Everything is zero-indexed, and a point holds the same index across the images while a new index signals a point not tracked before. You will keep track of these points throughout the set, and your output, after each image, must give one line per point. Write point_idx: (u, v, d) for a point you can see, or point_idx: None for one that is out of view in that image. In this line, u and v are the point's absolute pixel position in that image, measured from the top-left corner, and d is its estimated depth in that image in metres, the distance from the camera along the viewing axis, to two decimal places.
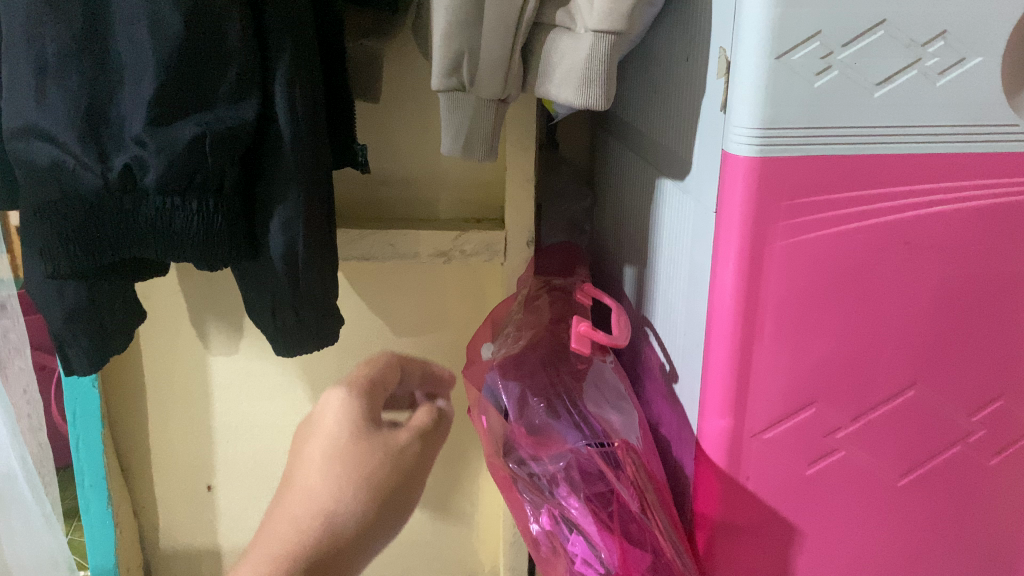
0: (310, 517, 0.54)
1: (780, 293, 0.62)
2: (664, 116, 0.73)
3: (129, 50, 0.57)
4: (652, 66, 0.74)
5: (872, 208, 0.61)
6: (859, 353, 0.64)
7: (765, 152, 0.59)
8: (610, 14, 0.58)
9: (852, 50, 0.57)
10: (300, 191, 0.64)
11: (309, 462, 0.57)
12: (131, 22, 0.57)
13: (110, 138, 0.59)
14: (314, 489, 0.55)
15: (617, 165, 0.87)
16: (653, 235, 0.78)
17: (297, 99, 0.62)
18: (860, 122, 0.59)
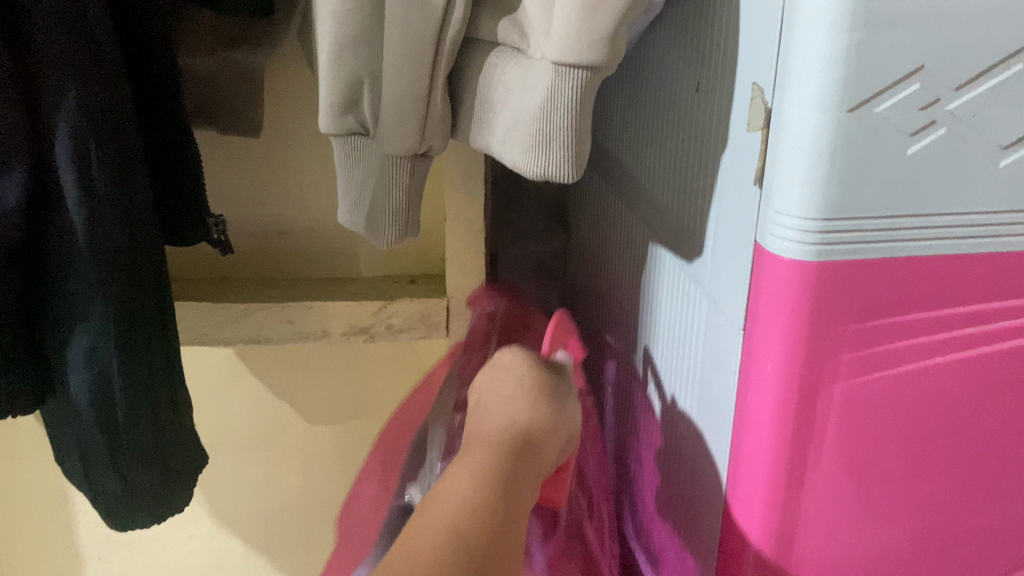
0: (501, 427, 0.43)
1: (839, 455, 0.42)
2: (659, 160, 0.51)
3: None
4: (642, 86, 0.52)
5: (978, 333, 0.40)
6: (944, 528, 0.44)
7: (825, 256, 0.38)
8: (579, 39, 0.35)
9: (971, 97, 0.35)
10: (108, 305, 0.42)
11: (497, 398, 0.46)
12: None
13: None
14: (509, 419, 0.43)
15: (595, 203, 0.66)
16: (642, 315, 0.58)
17: (94, 165, 0.40)
18: (973, 205, 0.38)
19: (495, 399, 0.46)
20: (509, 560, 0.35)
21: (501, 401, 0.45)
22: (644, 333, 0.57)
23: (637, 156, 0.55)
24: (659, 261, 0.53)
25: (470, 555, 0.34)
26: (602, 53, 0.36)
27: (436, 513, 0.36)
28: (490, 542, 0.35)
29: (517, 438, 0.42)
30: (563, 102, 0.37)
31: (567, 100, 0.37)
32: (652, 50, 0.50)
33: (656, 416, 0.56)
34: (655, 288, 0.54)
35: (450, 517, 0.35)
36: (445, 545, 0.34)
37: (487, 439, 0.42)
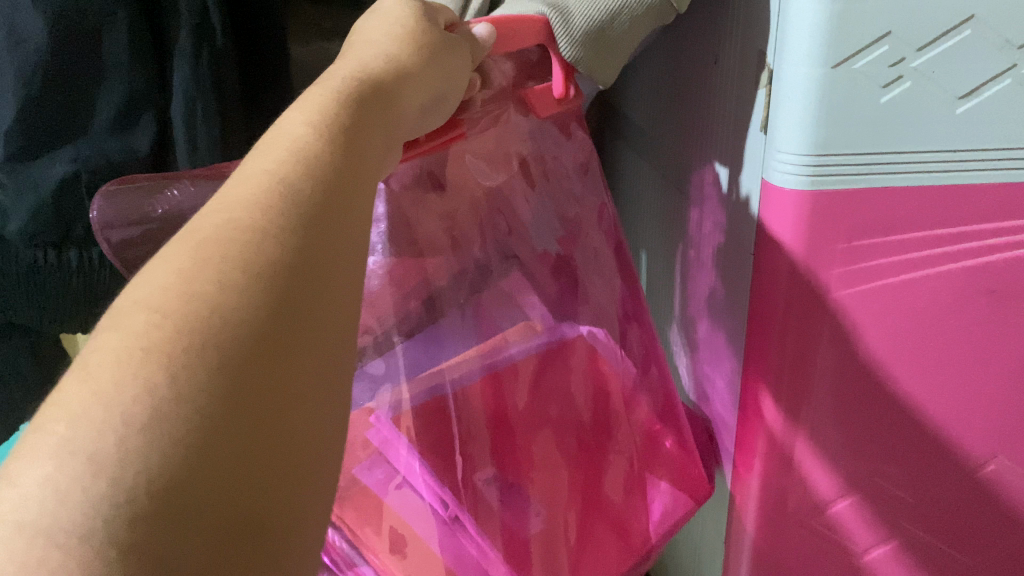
0: (328, 100, 0.31)
1: (832, 353, 0.51)
2: (683, 125, 0.61)
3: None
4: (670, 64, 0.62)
5: (949, 252, 0.49)
6: (924, 421, 0.53)
7: (818, 184, 0.47)
8: None
9: (931, 55, 0.45)
10: None
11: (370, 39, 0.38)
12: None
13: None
14: (338, 102, 0.31)
15: (633, 174, 0.77)
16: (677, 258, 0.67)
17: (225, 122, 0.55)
18: (939, 144, 0.47)
19: (366, 43, 0.37)
20: (354, 211, 0.27)
21: (369, 44, 0.37)
22: (677, 277, 0.67)
23: (669, 119, 0.64)
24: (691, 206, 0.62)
25: (309, 196, 0.26)
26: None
27: (262, 169, 0.27)
28: (336, 177, 0.27)
29: (367, 78, 0.34)
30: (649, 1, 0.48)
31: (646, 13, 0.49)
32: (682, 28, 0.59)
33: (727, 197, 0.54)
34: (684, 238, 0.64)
35: (287, 153, 0.27)
36: (263, 191, 0.25)
37: (332, 78, 0.34)
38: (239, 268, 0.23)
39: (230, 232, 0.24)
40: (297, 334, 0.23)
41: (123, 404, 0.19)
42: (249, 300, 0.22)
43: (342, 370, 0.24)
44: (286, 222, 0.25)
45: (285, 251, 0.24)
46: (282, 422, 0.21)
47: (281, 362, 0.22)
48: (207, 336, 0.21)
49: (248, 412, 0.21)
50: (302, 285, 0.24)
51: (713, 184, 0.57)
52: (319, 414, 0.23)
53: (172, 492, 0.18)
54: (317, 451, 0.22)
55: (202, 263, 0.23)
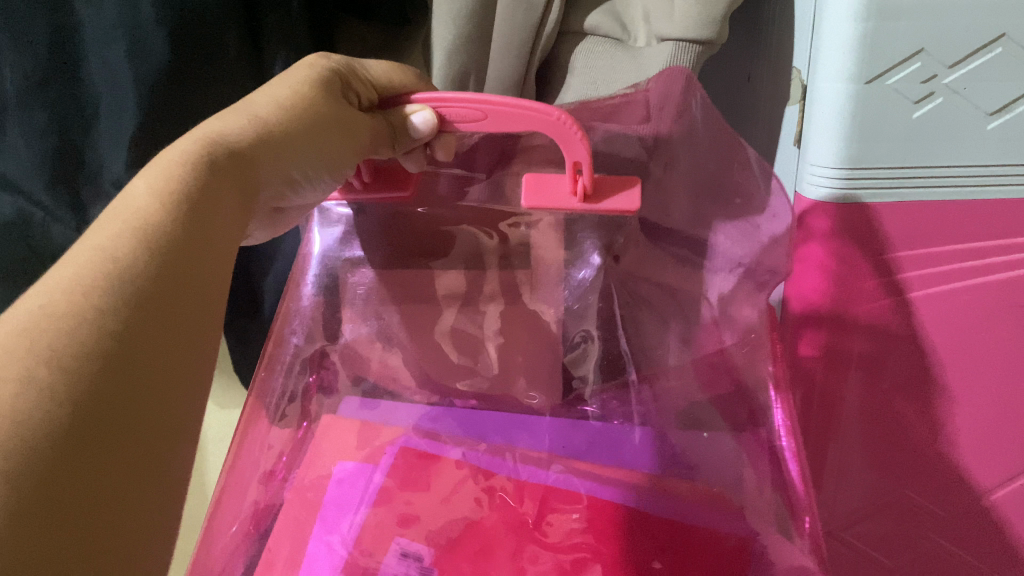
0: (193, 147, 0.34)
1: (864, 366, 0.52)
2: None
3: (103, 78, 0.53)
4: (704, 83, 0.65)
5: (981, 265, 0.50)
6: (954, 437, 0.52)
7: (848, 199, 0.49)
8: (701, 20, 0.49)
9: (963, 73, 0.46)
10: None
11: (267, 92, 0.39)
12: (105, 46, 0.52)
13: (87, 185, 0.58)
14: (206, 153, 0.34)
15: None
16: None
17: None
18: (974, 159, 0.47)
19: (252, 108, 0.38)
20: (202, 306, 0.29)
21: (263, 100, 0.38)
22: None
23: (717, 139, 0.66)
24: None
25: (150, 262, 0.28)
26: (712, 27, 0.49)
27: (86, 254, 0.27)
28: (167, 263, 0.28)
29: (228, 146, 0.35)
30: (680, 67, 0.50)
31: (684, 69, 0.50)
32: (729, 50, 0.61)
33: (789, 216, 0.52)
34: None
35: (115, 234, 0.28)
36: (88, 276, 0.26)
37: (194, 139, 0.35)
38: (44, 363, 0.23)
39: (43, 323, 0.24)
40: (92, 434, 0.23)
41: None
42: (47, 403, 0.23)
43: (166, 459, 0.26)
44: (105, 316, 0.26)
45: (93, 350, 0.25)
46: (81, 524, 0.22)
47: (83, 460, 0.23)
48: (14, 437, 0.22)
49: (38, 514, 0.21)
50: (114, 382, 0.24)
51: None
52: (126, 510, 0.24)
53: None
54: (133, 536, 0.24)
55: (6, 354, 0.23)
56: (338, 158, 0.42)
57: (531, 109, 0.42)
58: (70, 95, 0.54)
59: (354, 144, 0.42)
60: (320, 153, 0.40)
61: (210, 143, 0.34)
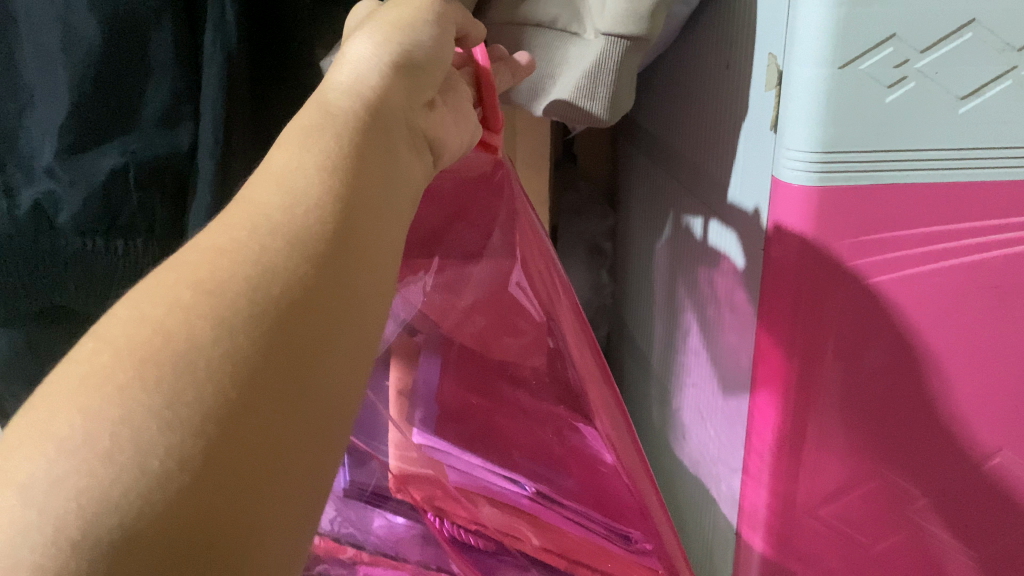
0: (308, 132, 0.31)
1: (843, 350, 0.52)
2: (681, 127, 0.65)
3: (36, 61, 0.49)
4: (665, 72, 0.66)
5: (952, 246, 0.50)
6: (930, 414, 0.54)
7: (826, 180, 0.48)
8: (628, 15, 0.51)
9: (934, 57, 0.47)
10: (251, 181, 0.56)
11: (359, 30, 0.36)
12: (37, 25, 0.48)
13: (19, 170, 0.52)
14: (312, 144, 0.30)
15: (639, 177, 0.80)
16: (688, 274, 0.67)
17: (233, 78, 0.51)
18: (945, 143, 0.48)
19: (355, 52, 0.34)
20: (360, 246, 0.28)
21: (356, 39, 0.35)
22: (680, 276, 0.70)
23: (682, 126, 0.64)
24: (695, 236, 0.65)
25: (314, 227, 0.27)
26: (644, 20, 0.51)
27: (262, 200, 0.27)
28: (339, 222, 0.27)
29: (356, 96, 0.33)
30: (611, 63, 0.52)
31: (612, 62, 0.53)
32: (696, 31, 0.60)
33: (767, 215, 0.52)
34: (685, 235, 0.68)
35: (274, 209, 0.27)
36: (247, 231, 0.26)
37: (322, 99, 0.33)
38: (206, 303, 0.23)
39: (205, 275, 0.24)
40: (279, 362, 0.23)
41: (83, 435, 0.19)
42: (214, 343, 0.22)
43: (331, 397, 0.24)
44: (265, 263, 0.25)
45: (270, 286, 0.24)
46: (266, 447, 0.22)
47: (263, 392, 0.22)
48: (164, 370, 0.21)
49: (217, 437, 0.21)
50: (279, 354, 0.23)
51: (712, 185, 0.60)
52: (290, 446, 0.22)
53: (136, 514, 0.19)
54: (296, 475, 0.22)
55: (173, 297, 0.23)
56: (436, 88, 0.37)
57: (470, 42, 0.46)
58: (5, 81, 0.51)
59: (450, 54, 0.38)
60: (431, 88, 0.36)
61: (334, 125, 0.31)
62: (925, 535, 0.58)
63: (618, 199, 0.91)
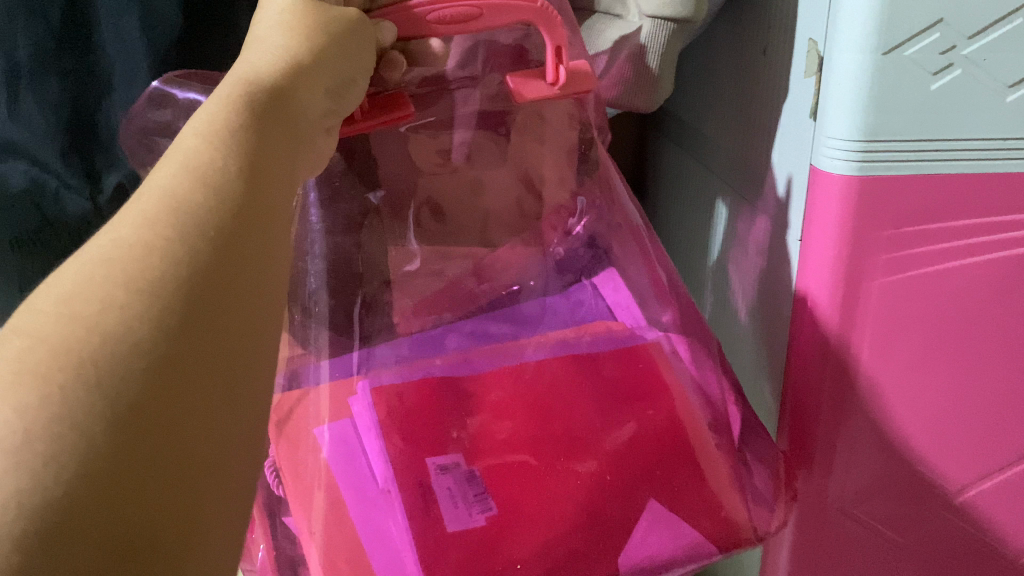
0: (227, 109, 0.30)
1: (878, 343, 0.51)
2: (713, 115, 0.65)
3: (117, 46, 0.50)
4: (698, 60, 0.66)
5: (989, 240, 0.49)
6: (965, 411, 0.52)
7: (867, 170, 0.47)
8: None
9: (981, 43, 0.45)
10: None
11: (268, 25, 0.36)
12: (118, 13, 0.48)
13: (98, 155, 0.52)
14: (226, 120, 0.29)
15: (668, 167, 0.80)
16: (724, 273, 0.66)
17: None
18: (989, 132, 0.47)
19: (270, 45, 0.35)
20: (266, 214, 0.27)
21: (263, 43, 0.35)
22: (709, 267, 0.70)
23: (717, 114, 0.64)
24: (730, 236, 0.64)
25: (233, 186, 0.27)
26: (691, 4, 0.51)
27: (179, 170, 0.26)
28: (250, 180, 0.27)
29: (256, 82, 0.32)
30: (657, 45, 0.53)
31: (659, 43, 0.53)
32: (732, 17, 0.59)
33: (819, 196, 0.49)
34: (716, 226, 0.67)
35: (184, 167, 0.27)
36: (161, 208, 0.25)
37: (222, 88, 0.32)
38: (121, 285, 0.22)
39: (118, 253, 0.23)
40: (194, 343, 0.23)
41: (11, 430, 0.19)
42: (136, 307, 0.22)
43: (247, 370, 0.24)
44: (181, 238, 0.24)
45: (185, 263, 0.24)
46: (188, 433, 0.21)
47: (187, 355, 0.22)
48: (82, 357, 0.21)
49: (140, 424, 0.20)
50: (201, 313, 0.23)
51: (745, 175, 0.60)
52: (213, 427, 0.22)
53: (66, 508, 0.19)
54: (223, 452, 0.22)
55: (88, 283, 0.22)
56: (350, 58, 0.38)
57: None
58: (83, 66, 0.50)
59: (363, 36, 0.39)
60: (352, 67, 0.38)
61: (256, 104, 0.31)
62: (962, 538, 0.55)
63: (645, 191, 0.91)
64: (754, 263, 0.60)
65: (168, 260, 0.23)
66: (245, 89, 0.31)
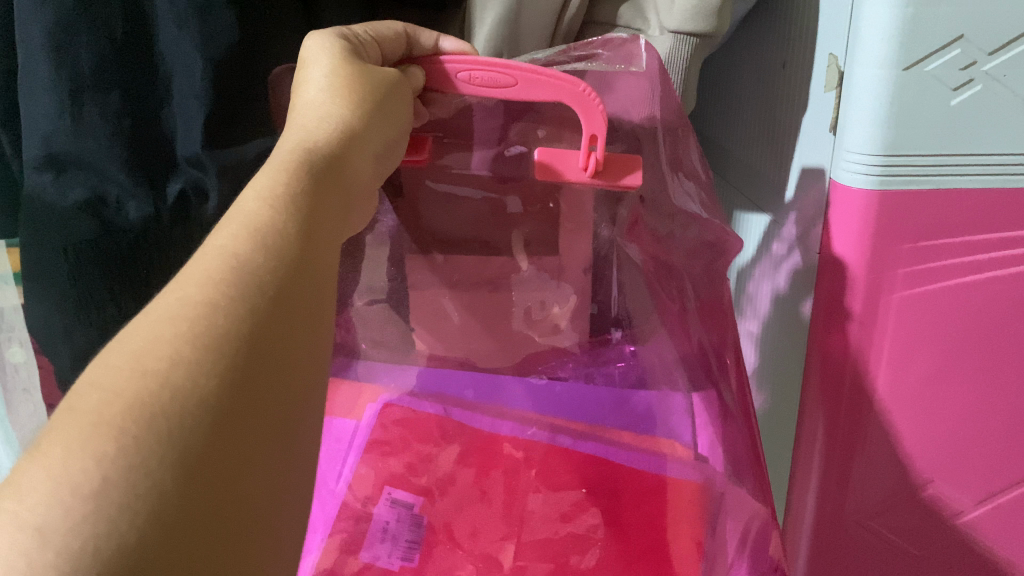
0: (284, 171, 0.31)
1: (895, 358, 0.51)
2: (733, 125, 0.65)
3: (176, 56, 0.52)
4: (718, 71, 0.66)
5: (1007, 256, 0.49)
6: (983, 428, 0.52)
7: (886, 183, 0.48)
8: (695, 15, 0.51)
9: (1002, 60, 0.45)
10: None
11: (312, 87, 0.37)
12: (177, 25, 0.51)
13: (161, 164, 0.54)
14: (287, 185, 0.31)
15: None
16: (746, 276, 0.66)
17: None
18: (1010, 147, 0.47)
19: (321, 103, 0.36)
20: (316, 279, 0.29)
21: (313, 104, 0.36)
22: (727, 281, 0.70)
23: (739, 124, 0.64)
24: (755, 245, 0.63)
25: (290, 250, 0.28)
26: (713, 18, 0.52)
27: (236, 232, 0.28)
28: (304, 244, 0.29)
29: (320, 149, 0.34)
30: (680, 59, 0.54)
31: (682, 56, 0.54)
32: (754, 28, 0.59)
33: (843, 209, 0.49)
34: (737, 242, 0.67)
35: (241, 228, 0.28)
36: (222, 269, 0.27)
37: (281, 151, 0.33)
38: (187, 342, 0.24)
39: (183, 312, 0.25)
40: (252, 399, 0.24)
41: (89, 478, 0.20)
42: (198, 365, 0.24)
43: (294, 426, 0.26)
44: (240, 299, 0.26)
45: (244, 323, 0.25)
46: (244, 482, 0.23)
47: (241, 410, 0.24)
48: (155, 410, 0.22)
49: (202, 471, 0.22)
50: (253, 373, 0.25)
51: (766, 188, 0.60)
52: (265, 477, 0.24)
53: (136, 550, 0.20)
54: (269, 503, 0.24)
55: (157, 340, 0.24)
56: (393, 108, 0.40)
57: (556, 77, 0.42)
58: (144, 79, 0.53)
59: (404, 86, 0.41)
60: (397, 120, 0.40)
61: (315, 169, 0.32)
62: (976, 553, 0.55)
63: None
64: (780, 281, 0.59)
65: (228, 320, 0.25)
66: (306, 153, 0.33)
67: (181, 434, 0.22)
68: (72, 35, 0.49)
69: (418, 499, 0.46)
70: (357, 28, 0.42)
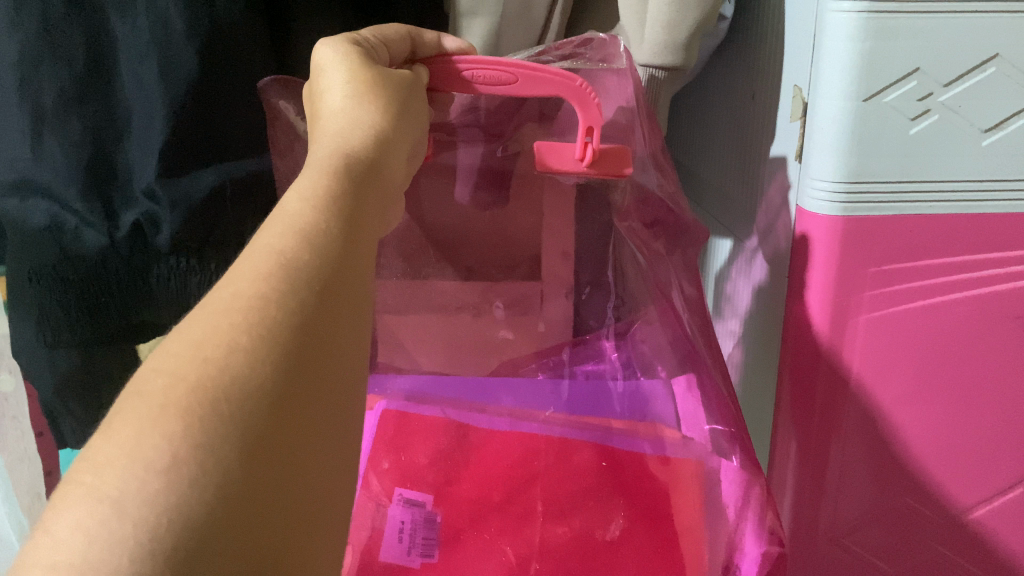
0: (323, 173, 0.32)
1: (864, 377, 0.53)
2: (704, 153, 0.67)
3: (135, 91, 0.52)
4: (690, 102, 0.68)
5: (968, 279, 0.51)
6: (950, 445, 0.54)
7: (851, 211, 0.49)
8: (664, 49, 0.54)
9: (957, 91, 0.47)
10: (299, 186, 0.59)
11: (333, 96, 0.38)
12: (137, 59, 0.51)
13: (116, 192, 0.53)
14: (320, 188, 0.31)
15: None
16: (723, 278, 0.68)
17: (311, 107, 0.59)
18: (965, 175, 0.49)
19: (349, 111, 0.37)
20: (358, 275, 0.29)
21: (341, 114, 0.37)
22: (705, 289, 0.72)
23: (712, 150, 0.65)
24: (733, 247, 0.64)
25: (333, 245, 0.29)
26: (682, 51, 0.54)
27: (282, 233, 0.28)
28: (346, 242, 0.29)
29: (351, 154, 0.34)
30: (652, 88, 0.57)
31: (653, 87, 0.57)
32: (726, 60, 0.61)
33: (812, 234, 0.51)
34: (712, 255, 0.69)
35: (286, 228, 0.29)
36: (270, 265, 0.27)
37: (319, 159, 0.34)
38: (244, 331, 0.24)
39: (240, 303, 0.25)
40: (305, 386, 0.25)
41: (163, 454, 0.21)
42: (256, 354, 0.24)
43: (345, 415, 0.26)
44: (289, 291, 0.26)
45: (295, 312, 0.26)
46: (304, 461, 0.23)
47: (298, 398, 0.24)
48: (218, 393, 0.22)
49: (264, 453, 0.22)
50: (308, 362, 0.25)
51: (737, 213, 0.62)
52: (323, 461, 0.24)
53: (208, 524, 0.20)
54: (326, 490, 0.24)
55: (214, 329, 0.24)
56: (405, 118, 0.40)
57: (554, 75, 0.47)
58: (105, 110, 0.52)
59: (411, 98, 0.42)
60: (411, 133, 0.41)
61: (354, 175, 0.33)
62: (947, 568, 0.57)
63: None
64: (757, 276, 0.60)
65: (281, 310, 0.25)
66: (343, 160, 0.34)
67: (242, 419, 0.22)
68: (33, 65, 0.50)
69: (428, 497, 0.47)
70: (366, 32, 0.44)
